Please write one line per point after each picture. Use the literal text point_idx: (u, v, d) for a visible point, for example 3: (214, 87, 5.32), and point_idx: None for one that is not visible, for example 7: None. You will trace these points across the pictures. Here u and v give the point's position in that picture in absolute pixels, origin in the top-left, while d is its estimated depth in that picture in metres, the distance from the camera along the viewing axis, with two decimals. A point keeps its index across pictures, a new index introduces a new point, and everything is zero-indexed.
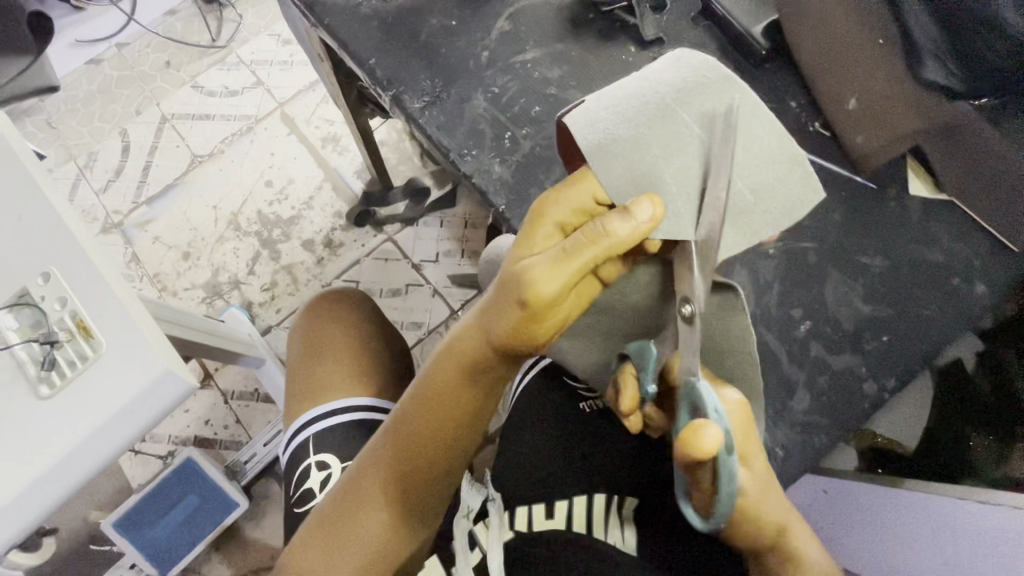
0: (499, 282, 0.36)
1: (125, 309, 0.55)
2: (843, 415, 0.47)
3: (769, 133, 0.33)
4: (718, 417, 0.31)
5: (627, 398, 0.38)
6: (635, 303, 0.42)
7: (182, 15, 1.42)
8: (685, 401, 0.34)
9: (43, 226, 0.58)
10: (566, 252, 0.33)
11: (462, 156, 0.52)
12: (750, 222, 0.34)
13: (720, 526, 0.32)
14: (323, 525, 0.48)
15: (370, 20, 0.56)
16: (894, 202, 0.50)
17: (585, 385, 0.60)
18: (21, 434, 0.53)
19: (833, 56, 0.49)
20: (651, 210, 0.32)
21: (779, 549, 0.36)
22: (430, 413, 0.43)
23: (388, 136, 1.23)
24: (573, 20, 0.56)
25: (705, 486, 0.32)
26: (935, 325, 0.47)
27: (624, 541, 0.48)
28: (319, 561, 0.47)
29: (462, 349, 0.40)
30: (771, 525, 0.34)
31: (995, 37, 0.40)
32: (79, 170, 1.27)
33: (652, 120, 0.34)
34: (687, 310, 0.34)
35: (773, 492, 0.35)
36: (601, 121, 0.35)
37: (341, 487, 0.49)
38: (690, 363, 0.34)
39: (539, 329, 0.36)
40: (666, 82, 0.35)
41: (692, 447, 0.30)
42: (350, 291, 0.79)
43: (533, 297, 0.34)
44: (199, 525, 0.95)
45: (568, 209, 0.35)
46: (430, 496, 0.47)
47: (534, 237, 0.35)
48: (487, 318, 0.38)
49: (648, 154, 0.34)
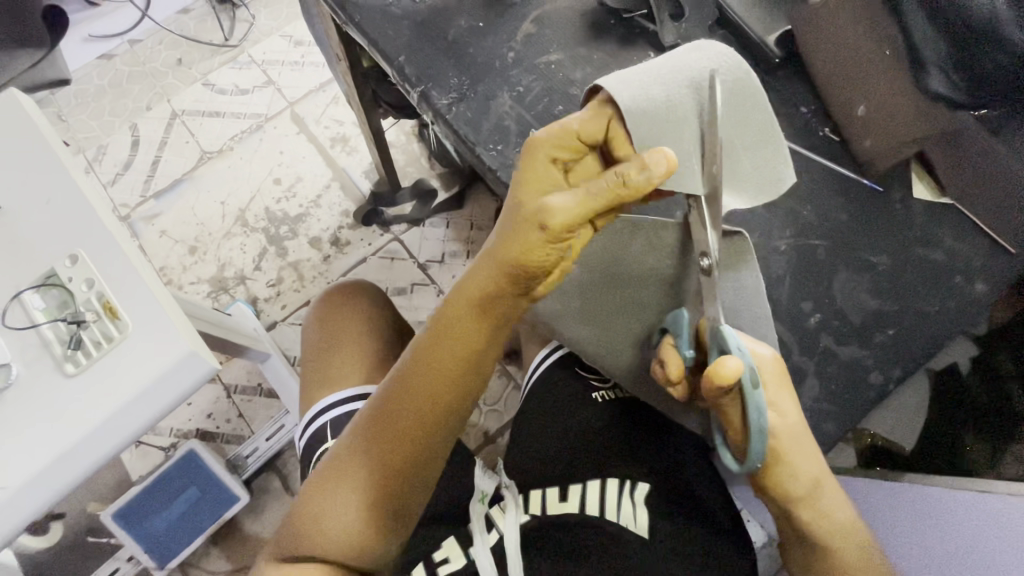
0: (514, 213, 0.38)
1: (151, 291, 0.56)
2: (850, 404, 0.49)
3: (771, 115, 0.39)
4: (742, 353, 0.37)
5: (673, 368, 0.42)
6: (657, 270, 0.48)
7: (195, 14, 1.44)
8: (715, 346, 0.39)
9: (71, 210, 0.59)
10: (587, 191, 0.36)
11: (487, 150, 0.54)
12: (741, 187, 0.41)
13: (757, 464, 0.37)
14: (319, 477, 0.46)
15: (399, 20, 0.58)
16: (900, 205, 0.53)
17: (597, 376, 0.63)
18: (48, 411, 0.55)
19: (847, 65, 0.53)
20: (665, 160, 0.35)
21: (810, 499, 0.40)
22: (438, 348, 0.43)
23: (398, 138, 1.25)
24: (594, 25, 0.58)
25: (738, 424, 0.38)
26: (937, 320, 0.50)
27: (637, 524, 0.52)
28: (314, 502, 0.46)
29: (475, 277, 0.41)
30: (803, 472, 0.39)
31: (995, 49, 0.44)
32: (88, 162, 1.28)
33: (673, 87, 0.38)
34: (706, 263, 0.40)
35: (804, 437, 0.39)
36: (633, 79, 0.38)
37: (346, 436, 0.47)
38: (715, 312, 0.40)
39: (536, 254, 0.37)
40: (694, 56, 0.38)
41: (720, 377, 0.34)
42: (362, 283, 0.80)
43: (551, 222, 0.36)
44: (201, 518, 0.95)
45: (555, 143, 0.38)
46: (432, 452, 0.46)
47: (534, 167, 0.38)
48: (501, 246, 0.39)
49: (675, 117, 0.38)
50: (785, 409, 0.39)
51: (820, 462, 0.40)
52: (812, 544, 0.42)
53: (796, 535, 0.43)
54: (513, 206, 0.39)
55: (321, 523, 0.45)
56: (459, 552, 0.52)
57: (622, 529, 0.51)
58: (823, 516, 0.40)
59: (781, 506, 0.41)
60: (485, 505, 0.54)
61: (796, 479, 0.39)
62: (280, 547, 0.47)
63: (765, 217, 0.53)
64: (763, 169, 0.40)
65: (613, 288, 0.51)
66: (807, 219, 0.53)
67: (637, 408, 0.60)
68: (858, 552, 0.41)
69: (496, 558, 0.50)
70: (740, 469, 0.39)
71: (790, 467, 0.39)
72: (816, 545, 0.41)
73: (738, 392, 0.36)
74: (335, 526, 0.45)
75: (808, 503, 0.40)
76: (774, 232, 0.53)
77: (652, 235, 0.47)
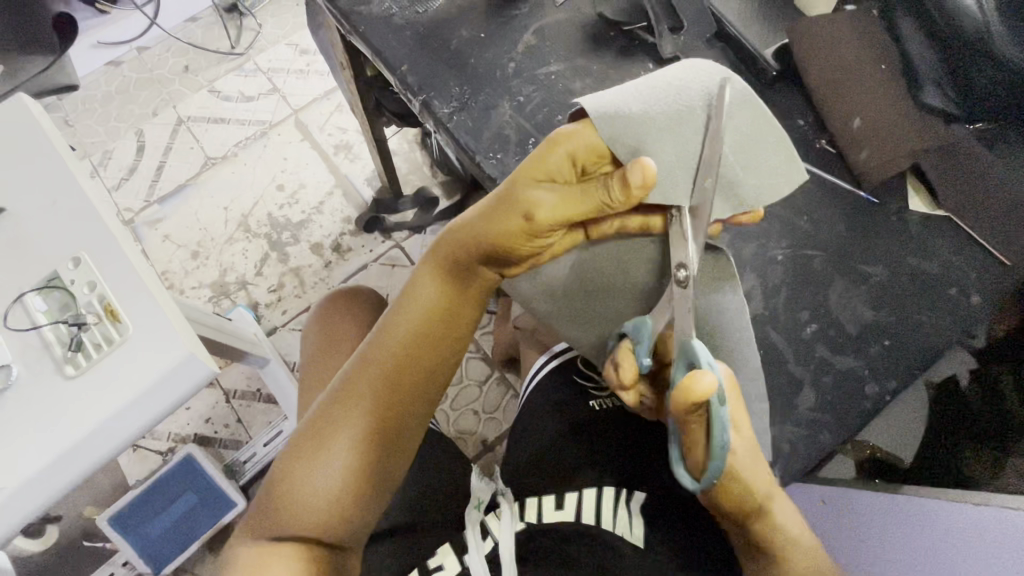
0: (505, 199, 0.42)
1: (154, 296, 0.56)
2: (845, 414, 0.49)
3: (768, 116, 0.39)
4: (712, 368, 0.37)
5: (627, 372, 0.43)
6: (637, 283, 0.49)
7: (203, 22, 1.46)
8: (682, 358, 0.39)
9: (78, 214, 0.60)
10: (577, 192, 0.40)
11: (487, 159, 0.54)
12: (732, 193, 0.40)
13: (714, 482, 0.37)
14: (297, 446, 0.45)
15: (403, 30, 0.59)
16: (896, 216, 0.53)
17: (595, 385, 0.65)
18: (47, 411, 0.55)
19: (843, 80, 0.53)
20: (644, 174, 0.36)
21: (763, 512, 0.40)
22: (417, 312, 0.47)
23: (400, 147, 1.26)
24: (595, 37, 0.59)
25: (700, 443, 0.37)
26: (932, 332, 0.50)
27: (632, 533, 0.52)
28: (297, 468, 0.44)
29: (449, 247, 0.46)
30: (759, 486, 0.39)
31: (988, 63, 0.47)
32: (93, 167, 1.29)
33: (656, 100, 0.39)
34: (683, 274, 0.41)
35: (757, 453, 0.39)
36: (610, 99, 0.40)
37: (325, 399, 0.47)
38: (683, 325, 0.41)
39: (530, 241, 0.43)
40: (673, 70, 0.41)
41: (691, 394, 0.34)
42: (360, 290, 0.81)
43: (533, 214, 0.40)
44: (196, 525, 0.94)
45: (582, 146, 0.39)
46: (413, 414, 0.47)
47: (547, 159, 0.39)
48: (485, 223, 0.43)
49: (651, 133, 0.39)
50: (745, 429, 0.38)
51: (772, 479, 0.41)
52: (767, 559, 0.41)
53: (749, 549, 0.43)
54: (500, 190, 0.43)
55: (304, 489, 0.43)
56: (452, 559, 0.51)
57: (621, 540, 0.51)
58: (776, 532, 0.41)
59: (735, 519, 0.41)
60: (480, 512, 0.54)
61: (754, 493, 0.39)
62: (254, 536, 0.44)
63: (760, 228, 0.54)
64: (763, 166, 0.40)
65: (594, 297, 0.52)
66: (804, 229, 0.53)
67: (632, 413, 0.62)
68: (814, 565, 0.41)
69: (491, 566, 0.50)
70: (695, 486, 0.38)
71: (748, 482, 0.38)
72: (772, 560, 0.41)
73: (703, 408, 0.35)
74: (313, 499, 0.43)
75: (762, 516, 0.40)
76: (771, 241, 0.53)
77: (637, 249, 0.48)
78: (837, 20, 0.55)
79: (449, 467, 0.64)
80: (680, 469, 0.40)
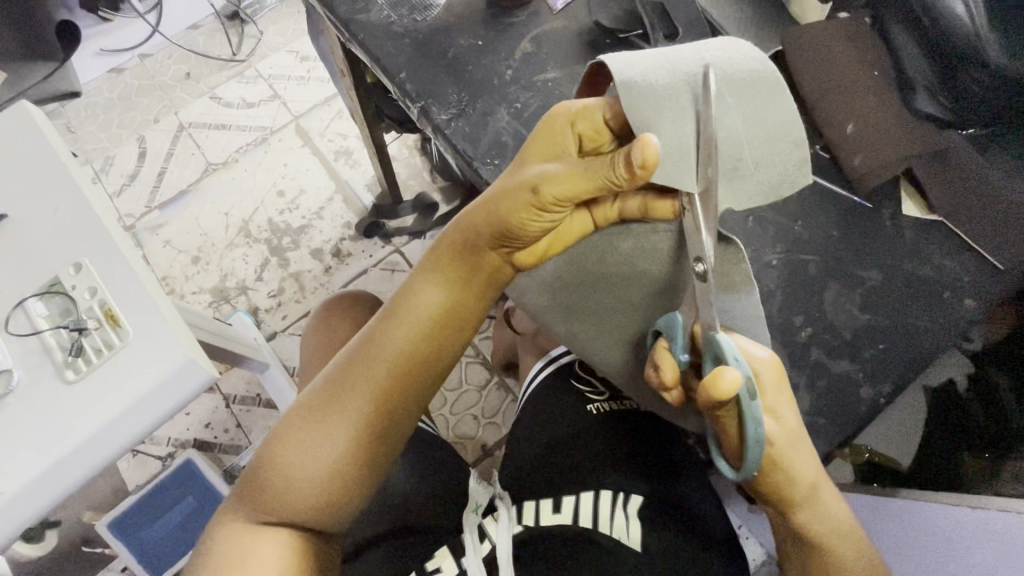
0: (516, 177, 0.44)
1: (155, 302, 0.57)
2: (841, 418, 0.49)
3: (789, 114, 0.37)
4: (738, 364, 0.36)
5: (669, 373, 0.42)
6: (649, 274, 0.49)
7: (205, 29, 1.47)
8: (710, 352, 0.39)
9: (79, 220, 0.60)
10: (584, 167, 0.41)
11: (485, 165, 0.55)
12: (745, 188, 0.39)
13: (753, 473, 0.37)
14: (294, 422, 0.45)
15: (402, 37, 0.60)
16: (890, 221, 0.53)
17: (591, 389, 0.65)
18: (47, 415, 0.55)
19: (834, 85, 0.54)
20: (646, 154, 0.36)
21: (805, 501, 0.41)
22: (427, 293, 0.48)
23: (399, 152, 1.27)
24: (591, 44, 0.60)
25: (733, 436, 0.38)
26: (928, 335, 0.50)
27: (630, 537, 0.52)
28: (289, 445, 0.44)
29: (465, 226, 0.47)
30: (800, 477, 0.40)
31: (981, 70, 0.49)
32: (95, 172, 1.30)
33: (682, 70, 0.38)
34: (701, 268, 0.40)
35: (798, 441, 0.40)
36: (637, 65, 0.39)
37: (327, 375, 0.47)
38: (708, 318, 0.40)
39: (535, 220, 0.43)
40: (708, 47, 0.39)
41: (718, 393, 0.34)
42: (360, 295, 0.82)
43: (539, 188, 0.41)
44: (194, 530, 0.93)
45: (588, 126, 0.43)
46: (408, 405, 0.47)
47: (558, 135, 0.44)
48: (496, 203, 0.44)
49: (675, 108, 0.38)
50: (783, 415, 0.39)
51: (818, 469, 0.41)
52: (807, 546, 0.43)
53: (789, 536, 0.44)
54: (519, 168, 0.45)
55: (291, 469, 0.44)
56: (450, 562, 0.52)
57: (616, 542, 0.52)
58: (819, 518, 0.42)
59: (779, 510, 0.42)
60: (478, 515, 0.54)
61: (795, 484, 0.40)
62: (242, 508, 0.44)
63: (755, 232, 0.54)
64: (775, 169, 0.38)
65: (599, 289, 0.51)
66: (798, 234, 0.54)
67: (630, 418, 0.62)
68: (852, 551, 0.42)
69: (489, 568, 0.51)
70: (735, 476, 0.39)
71: (788, 472, 0.39)
72: (812, 546, 0.42)
73: (734, 402, 0.36)
74: (304, 480, 0.44)
75: (804, 505, 0.41)
76: (766, 246, 0.54)
77: (649, 242, 0.48)
78: (834, 26, 0.55)
79: (446, 474, 0.64)
80: (721, 462, 0.41)
